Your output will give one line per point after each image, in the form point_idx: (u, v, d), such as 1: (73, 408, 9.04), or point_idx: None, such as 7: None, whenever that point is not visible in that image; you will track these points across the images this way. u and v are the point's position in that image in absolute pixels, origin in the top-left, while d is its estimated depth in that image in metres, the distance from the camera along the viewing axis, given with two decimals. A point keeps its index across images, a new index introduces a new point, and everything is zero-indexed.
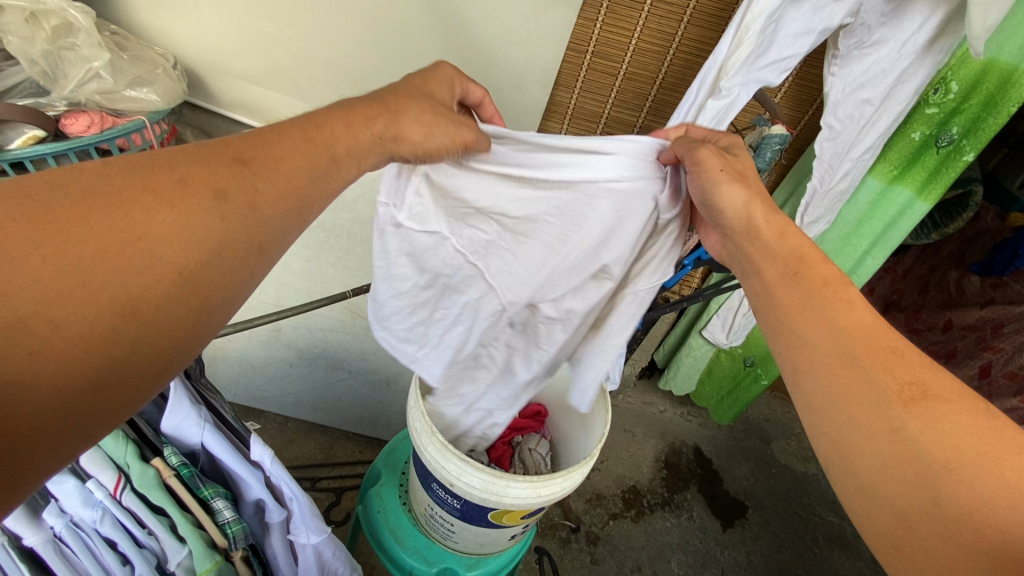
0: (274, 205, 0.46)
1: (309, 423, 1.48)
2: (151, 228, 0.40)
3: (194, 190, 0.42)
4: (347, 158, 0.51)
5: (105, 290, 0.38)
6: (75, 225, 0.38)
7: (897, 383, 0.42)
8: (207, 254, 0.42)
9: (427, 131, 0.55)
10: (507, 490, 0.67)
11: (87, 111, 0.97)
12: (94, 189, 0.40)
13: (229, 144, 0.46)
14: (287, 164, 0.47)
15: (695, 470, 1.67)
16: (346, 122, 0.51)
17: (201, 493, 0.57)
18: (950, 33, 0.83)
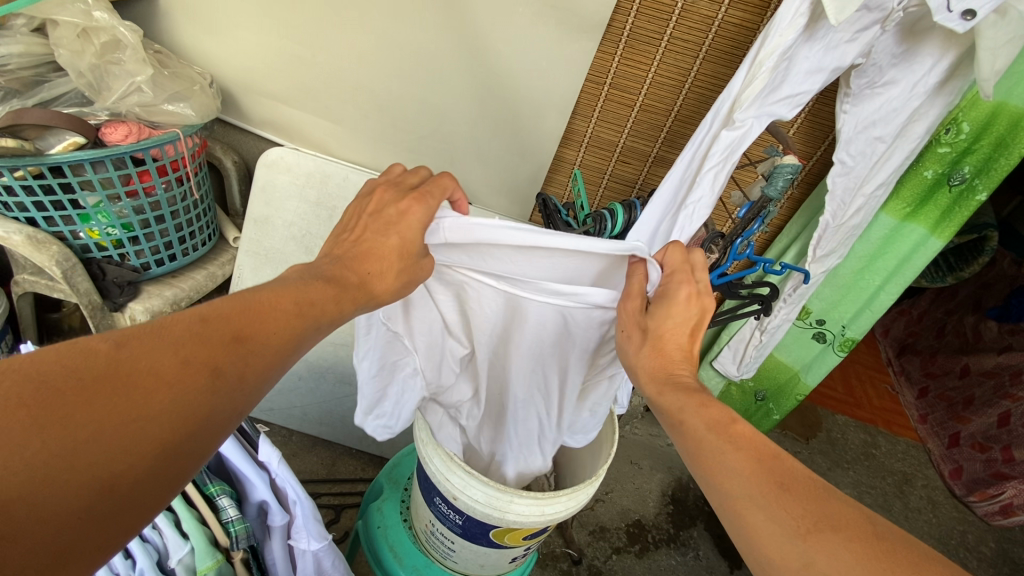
0: (260, 376, 0.47)
1: (314, 438, 1.48)
2: (147, 409, 0.39)
3: (193, 373, 0.42)
4: (330, 323, 0.53)
5: (91, 469, 0.37)
6: (82, 411, 0.37)
7: (795, 518, 0.41)
8: (194, 432, 0.42)
9: (403, 281, 0.59)
10: (510, 506, 0.66)
11: (126, 122, 1.03)
12: (101, 372, 0.39)
13: (224, 319, 0.46)
14: (275, 345, 0.48)
15: (702, 507, 1.63)
16: (335, 294, 0.53)
17: (208, 490, 0.56)
18: (960, 75, 0.86)
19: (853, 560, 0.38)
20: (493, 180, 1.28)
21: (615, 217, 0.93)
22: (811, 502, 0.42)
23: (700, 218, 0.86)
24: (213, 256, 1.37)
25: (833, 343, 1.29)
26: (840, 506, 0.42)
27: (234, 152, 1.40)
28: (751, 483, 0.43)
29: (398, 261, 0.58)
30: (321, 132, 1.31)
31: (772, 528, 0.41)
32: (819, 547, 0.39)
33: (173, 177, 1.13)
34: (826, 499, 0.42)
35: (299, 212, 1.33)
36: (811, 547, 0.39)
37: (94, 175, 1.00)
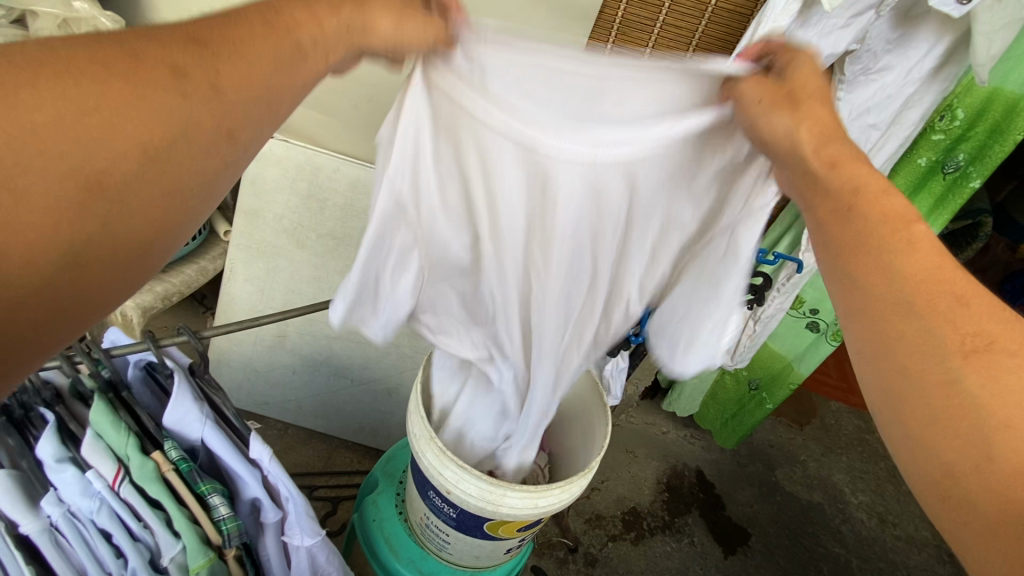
0: (239, 87, 0.42)
1: (310, 431, 1.48)
2: (107, 99, 0.37)
3: (152, 69, 0.39)
4: (315, 49, 0.46)
5: (63, 159, 0.36)
6: (27, 90, 0.35)
7: (963, 334, 0.40)
8: (176, 136, 0.40)
9: (398, 23, 0.47)
10: (503, 500, 0.66)
11: None
12: (50, 61, 0.37)
13: (180, 25, 0.42)
14: (251, 39, 0.43)
15: (697, 494, 1.65)
16: (309, 8, 0.46)
17: (198, 489, 0.56)
18: (954, 62, 0.85)
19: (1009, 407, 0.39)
20: None
21: None
22: (994, 322, 0.41)
23: None
24: (204, 250, 1.36)
25: (827, 332, 1.27)
26: (1013, 342, 0.40)
27: None
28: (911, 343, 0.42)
29: (392, 7, 0.47)
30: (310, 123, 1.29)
31: (930, 341, 0.41)
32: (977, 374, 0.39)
33: None
34: (1000, 325, 0.41)
35: (290, 205, 1.31)
36: (968, 366, 0.39)
37: None
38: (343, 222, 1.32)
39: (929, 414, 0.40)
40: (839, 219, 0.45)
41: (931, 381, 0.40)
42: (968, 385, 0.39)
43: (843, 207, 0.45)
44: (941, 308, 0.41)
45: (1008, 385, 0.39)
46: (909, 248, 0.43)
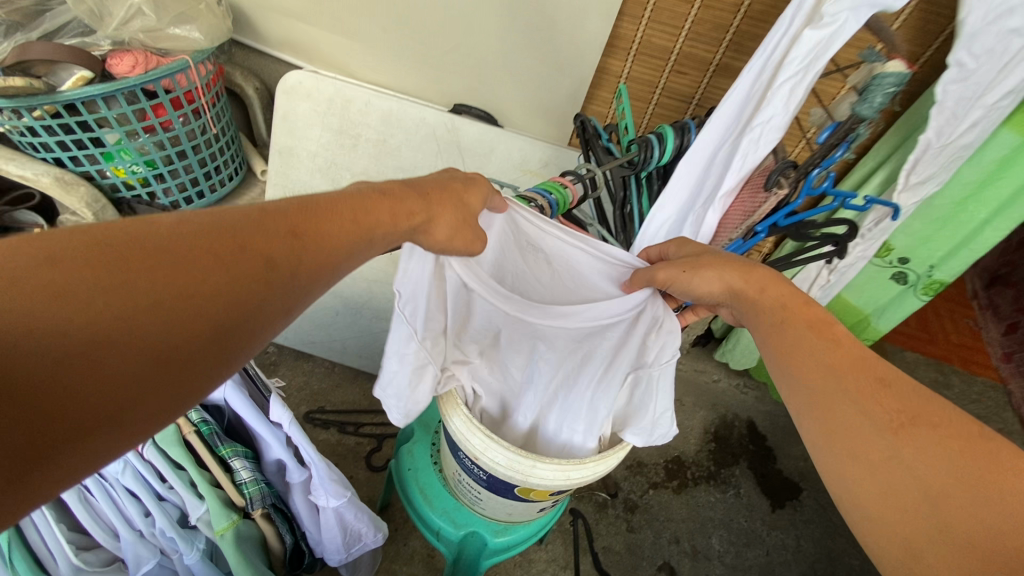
0: (313, 275, 0.44)
1: (355, 370, 1.51)
2: (198, 285, 0.38)
3: (246, 260, 0.41)
4: (382, 240, 0.49)
5: (144, 339, 0.36)
6: (130, 270, 0.36)
7: (886, 412, 0.45)
8: (243, 314, 0.41)
9: (452, 235, 0.54)
10: (533, 471, 0.62)
11: (131, 51, 0.97)
12: (158, 241, 0.38)
13: (285, 212, 0.44)
14: (334, 242, 0.45)
15: (746, 446, 1.58)
16: (391, 208, 0.49)
17: (220, 452, 0.55)
18: None
19: (968, 503, 0.39)
20: (526, 99, 1.18)
21: (664, 142, 0.80)
22: (911, 418, 0.44)
23: (770, 143, 0.69)
24: (242, 190, 1.34)
25: (916, 286, 1.11)
26: (939, 422, 0.44)
27: (254, 78, 1.35)
28: (848, 457, 0.45)
29: (460, 213, 0.55)
30: (341, 51, 1.23)
31: (861, 423, 0.45)
32: (908, 442, 0.43)
33: (189, 109, 1.07)
34: (927, 421, 0.44)
35: (323, 141, 1.24)
36: (898, 439, 0.43)
37: (109, 111, 0.96)
38: (376, 160, 1.24)
39: (868, 475, 0.43)
40: (779, 331, 0.54)
41: (873, 454, 0.44)
42: (904, 454, 0.42)
43: (776, 322, 0.54)
44: (879, 403, 0.45)
45: (939, 461, 0.41)
46: (835, 371, 0.48)
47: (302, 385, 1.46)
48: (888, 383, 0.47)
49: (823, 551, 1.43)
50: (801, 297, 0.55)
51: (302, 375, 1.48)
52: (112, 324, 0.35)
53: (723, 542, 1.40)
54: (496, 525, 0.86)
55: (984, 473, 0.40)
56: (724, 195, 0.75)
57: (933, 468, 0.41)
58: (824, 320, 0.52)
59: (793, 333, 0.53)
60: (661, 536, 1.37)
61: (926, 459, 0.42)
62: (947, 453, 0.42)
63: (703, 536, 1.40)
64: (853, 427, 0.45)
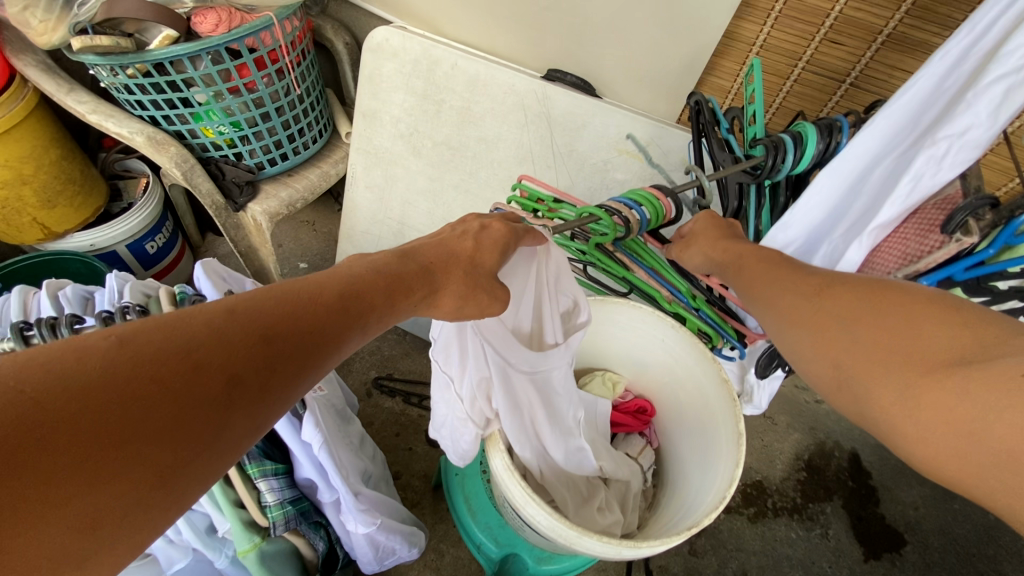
0: (289, 382, 0.39)
1: (424, 341, 1.49)
2: (148, 422, 0.32)
3: (208, 378, 0.35)
4: (379, 317, 0.48)
5: (84, 494, 0.29)
6: (58, 420, 0.29)
7: (806, 285, 0.48)
8: (205, 444, 0.34)
9: (462, 304, 0.53)
10: (579, 540, 0.53)
11: (215, 7, 0.93)
12: (92, 376, 0.30)
13: (259, 311, 0.39)
14: (315, 334, 0.42)
15: (844, 482, 1.38)
16: (386, 290, 0.48)
17: (246, 470, 0.52)
18: None
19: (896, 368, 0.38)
20: (632, 67, 1.01)
21: (802, 146, 0.62)
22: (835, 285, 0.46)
23: (961, 162, 0.51)
24: (327, 151, 1.31)
25: None
26: (854, 279, 0.46)
27: (345, 32, 1.29)
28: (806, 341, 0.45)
29: (470, 279, 0.54)
30: (431, 6, 1.13)
31: (795, 302, 0.47)
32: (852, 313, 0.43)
33: (273, 69, 1.05)
34: (847, 282, 0.45)
35: (405, 105, 1.17)
36: (823, 299, 0.46)
37: (195, 71, 0.95)
38: (458, 128, 1.15)
39: (815, 343, 0.44)
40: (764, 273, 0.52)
41: (806, 319, 0.46)
42: (827, 305, 0.45)
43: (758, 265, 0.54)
44: (805, 283, 0.48)
45: (857, 303, 0.43)
46: (772, 279, 0.51)
47: (374, 350, 1.47)
48: (814, 273, 0.49)
49: None
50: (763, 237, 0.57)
51: (375, 339, 1.50)
52: (41, 480, 0.28)
53: None
54: (539, 551, 0.80)
55: (920, 321, 0.39)
56: (879, 226, 0.58)
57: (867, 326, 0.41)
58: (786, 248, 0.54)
59: (750, 260, 0.55)
60: (727, 566, 1.25)
61: (867, 323, 0.42)
62: (862, 293, 0.43)
63: (775, 574, 1.26)
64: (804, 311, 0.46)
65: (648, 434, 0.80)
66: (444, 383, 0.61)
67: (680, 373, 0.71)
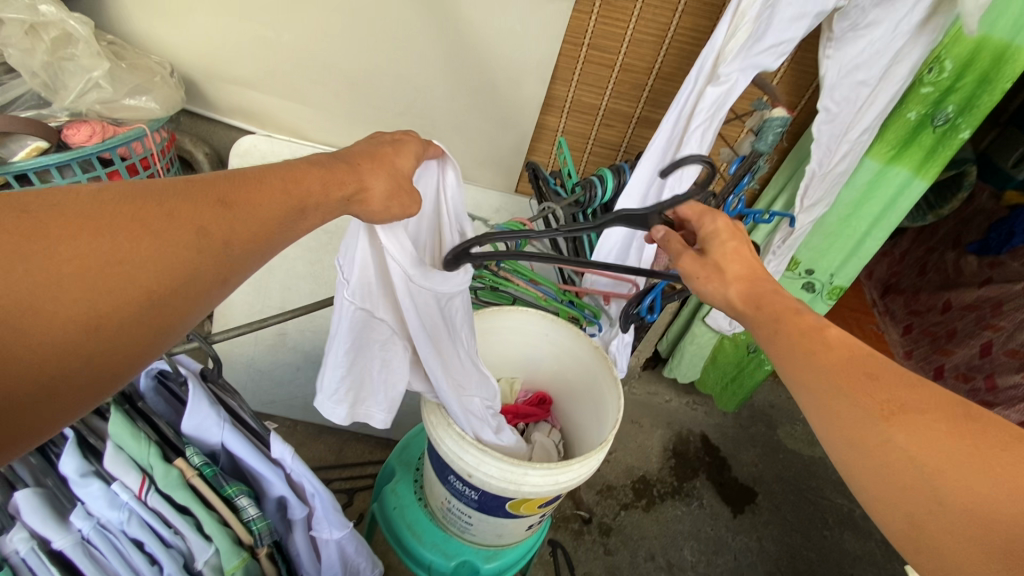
0: (247, 243, 0.46)
1: (319, 427, 1.48)
2: (129, 253, 0.40)
3: (177, 230, 0.42)
4: (315, 210, 0.50)
5: (80, 302, 0.39)
6: (63, 244, 0.38)
7: (877, 401, 0.44)
8: (178, 283, 0.42)
9: (387, 197, 0.55)
10: (524, 478, 0.69)
11: (88, 121, 0.98)
12: (86, 214, 0.40)
13: (214, 184, 0.46)
14: (265, 209, 0.47)
15: (703, 458, 1.68)
16: (321, 180, 0.51)
17: (225, 492, 0.57)
18: (944, 10, 0.83)
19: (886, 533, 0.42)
20: (474, 154, 1.28)
21: (605, 183, 0.92)
22: (904, 389, 0.44)
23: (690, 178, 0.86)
24: None
25: (822, 292, 1.28)
26: (925, 394, 0.44)
27: (205, 144, 1.37)
28: (855, 426, 0.44)
29: (391, 178, 0.56)
30: (294, 116, 1.29)
31: (852, 410, 0.45)
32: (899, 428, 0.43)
33: (144, 175, 1.09)
34: (904, 386, 0.45)
35: None
36: (891, 425, 0.43)
37: (62, 180, 0.96)
38: None
39: (865, 458, 0.44)
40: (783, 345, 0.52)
41: (869, 442, 0.43)
42: (896, 438, 0.42)
43: (776, 334, 0.53)
44: (847, 376, 0.46)
45: (933, 437, 0.41)
46: (824, 347, 0.49)
47: None
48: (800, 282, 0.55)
49: (785, 549, 1.53)
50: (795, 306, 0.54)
51: None
52: (44, 284, 0.37)
53: (694, 552, 1.47)
54: (485, 551, 0.89)
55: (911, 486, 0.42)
56: None
57: (927, 449, 0.41)
58: (816, 326, 0.51)
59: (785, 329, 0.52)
60: (637, 555, 1.43)
61: (923, 436, 0.42)
62: (951, 428, 0.42)
63: (675, 549, 1.47)
64: (849, 416, 0.45)
65: (551, 420, 0.98)
66: (359, 319, 0.65)
67: (564, 358, 0.92)
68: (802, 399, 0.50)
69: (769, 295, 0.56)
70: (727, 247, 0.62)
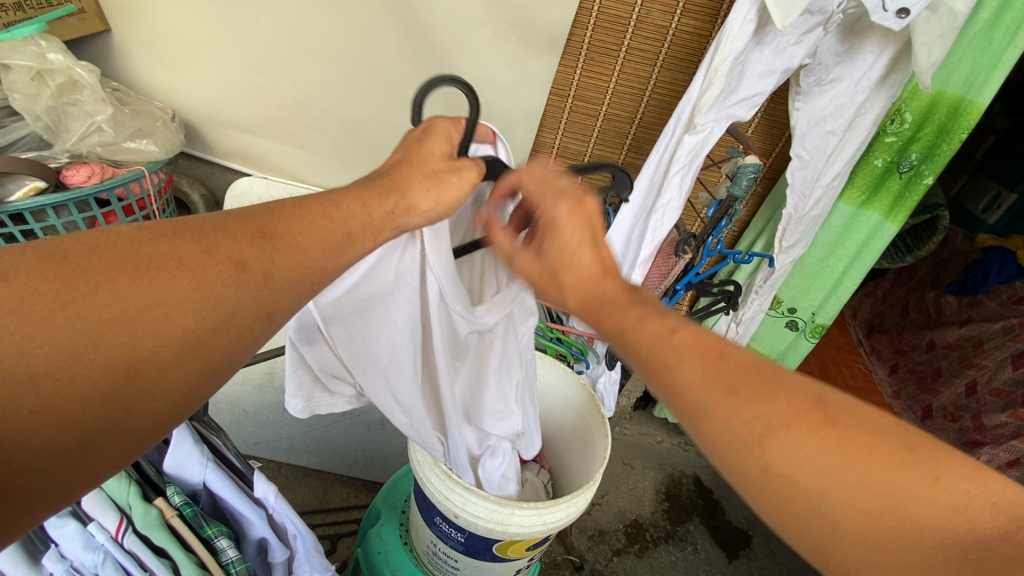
0: (289, 276, 0.42)
1: (304, 469, 1.44)
2: (168, 295, 0.37)
3: (214, 267, 0.39)
4: (363, 235, 0.45)
5: (116, 350, 0.35)
6: (100, 290, 0.35)
7: (747, 423, 0.38)
8: (215, 323, 0.38)
9: (436, 195, 0.48)
10: (511, 518, 0.68)
11: (88, 163, 1.01)
12: (125, 255, 0.37)
13: (253, 216, 0.42)
14: (308, 238, 0.43)
15: (696, 501, 1.65)
16: (360, 198, 0.46)
17: (205, 533, 0.56)
18: (900, 69, 0.90)
19: None
20: None
21: None
22: (764, 398, 0.38)
23: (671, 219, 0.93)
24: None
25: (805, 330, 1.30)
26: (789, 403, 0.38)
27: (201, 185, 1.39)
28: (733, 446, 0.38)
29: (422, 177, 0.48)
30: (289, 159, 1.33)
31: (729, 429, 0.38)
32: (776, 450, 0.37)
33: (139, 216, 1.11)
34: (764, 391, 0.38)
35: None
36: (766, 450, 0.37)
37: (58, 219, 0.97)
38: None
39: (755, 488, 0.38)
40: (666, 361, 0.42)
41: (750, 469, 0.37)
42: (774, 463, 0.36)
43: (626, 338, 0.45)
44: (711, 391, 0.39)
45: (805, 458, 0.36)
46: (678, 358, 0.41)
47: None
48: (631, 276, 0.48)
49: None
50: (631, 298, 0.47)
51: None
52: (79, 332, 0.34)
53: None
54: None
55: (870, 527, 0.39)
56: (643, 262, 0.95)
57: (804, 471, 0.36)
58: (664, 328, 0.43)
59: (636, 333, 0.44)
60: None
61: (806, 455, 0.36)
62: (830, 443, 0.36)
63: None
64: (724, 437, 0.38)
65: (540, 460, 0.97)
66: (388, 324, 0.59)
67: (553, 395, 0.92)
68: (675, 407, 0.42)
69: (610, 308, 0.48)
70: (562, 254, 0.52)
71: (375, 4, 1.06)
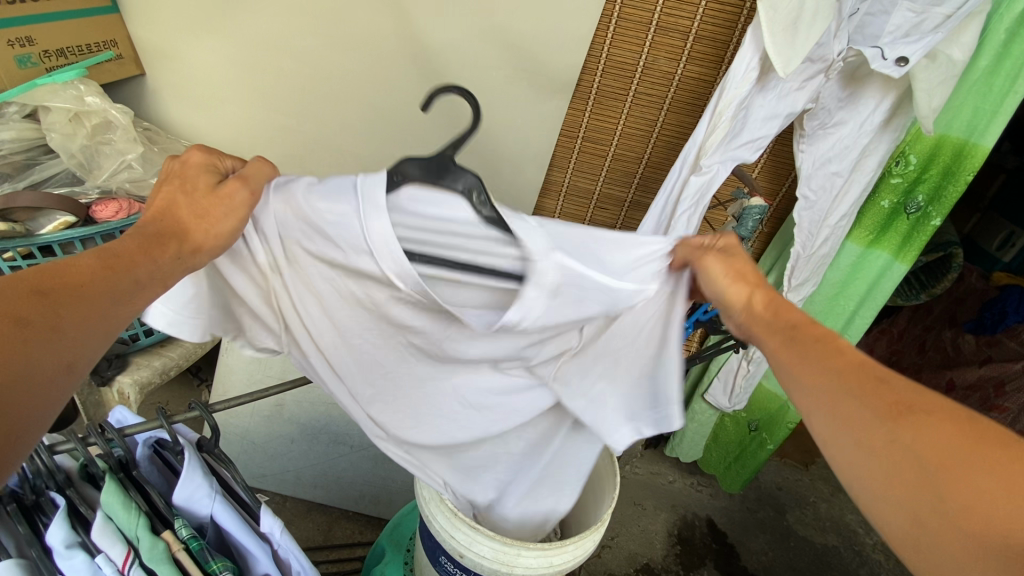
0: (80, 326, 0.43)
1: (309, 503, 1.43)
2: None
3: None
4: (153, 279, 0.48)
5: None
6: None
7: (884, 400, 0.42)
8: (10, 384, 0.39)
9: (221, 217, 0.51)
10: (518, 560, 0.66)
11: (116, 199, 1.05)
12: None
13: (21, 275, 0.42)
14: (94, 286, 0.44)
15: (710, 545, 1.60)
16: (142, 243, 0.48)
17: (210, 567, 0.55)
18: (902, 114, 0.92)
19: None
20: None
21: None
22: (913, 394, 0.43)
23: None
24: None
25: None
26: (933, 402, 0.42)
27: None
28: (872, 409, 0.42)
29: (195, 207, 0.51)
30: None
31: (859, 410, 0.43)
32: (908, 427, 0.41)
33: None
34: (910, 390, 0.43)
35: None
36: (901, 425, 0.41)
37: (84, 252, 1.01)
38: None
39: (880, 471, 0.41)
40: (829, 356, 0.46)
41: (877, 443, 0.41)
42: (902, 438, 0.40)
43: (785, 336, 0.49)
44: (854, 374, 0.44)
45: (940, 439, 0.40)
46: (834, 350, 0.46)
47: None
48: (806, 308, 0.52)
49: None
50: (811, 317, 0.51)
51: None
52: None
53: None
54: None
55: None
56: None
57: (932, 449, 0.40)
58: (832, 334, 0.48)
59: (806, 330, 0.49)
60: None
61: (936, 435, 0.40)
62: (959, 429, 0.40)
63: None
64: (853, 416, 0.43)
65: None
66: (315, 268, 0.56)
67: None
68: (803, 399, 0.46)
69: (784, 305, 0.52)
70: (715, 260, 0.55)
71: (391, 50, 1.11)
